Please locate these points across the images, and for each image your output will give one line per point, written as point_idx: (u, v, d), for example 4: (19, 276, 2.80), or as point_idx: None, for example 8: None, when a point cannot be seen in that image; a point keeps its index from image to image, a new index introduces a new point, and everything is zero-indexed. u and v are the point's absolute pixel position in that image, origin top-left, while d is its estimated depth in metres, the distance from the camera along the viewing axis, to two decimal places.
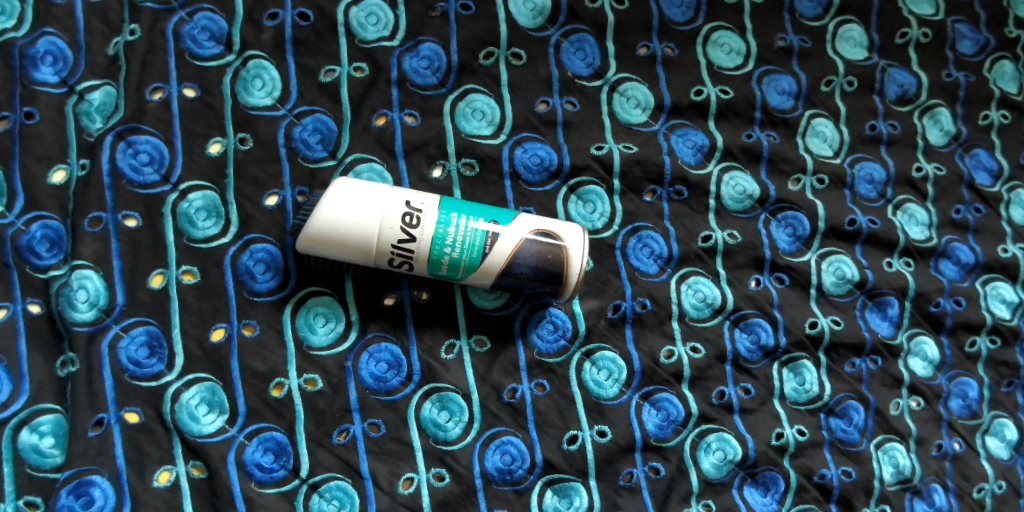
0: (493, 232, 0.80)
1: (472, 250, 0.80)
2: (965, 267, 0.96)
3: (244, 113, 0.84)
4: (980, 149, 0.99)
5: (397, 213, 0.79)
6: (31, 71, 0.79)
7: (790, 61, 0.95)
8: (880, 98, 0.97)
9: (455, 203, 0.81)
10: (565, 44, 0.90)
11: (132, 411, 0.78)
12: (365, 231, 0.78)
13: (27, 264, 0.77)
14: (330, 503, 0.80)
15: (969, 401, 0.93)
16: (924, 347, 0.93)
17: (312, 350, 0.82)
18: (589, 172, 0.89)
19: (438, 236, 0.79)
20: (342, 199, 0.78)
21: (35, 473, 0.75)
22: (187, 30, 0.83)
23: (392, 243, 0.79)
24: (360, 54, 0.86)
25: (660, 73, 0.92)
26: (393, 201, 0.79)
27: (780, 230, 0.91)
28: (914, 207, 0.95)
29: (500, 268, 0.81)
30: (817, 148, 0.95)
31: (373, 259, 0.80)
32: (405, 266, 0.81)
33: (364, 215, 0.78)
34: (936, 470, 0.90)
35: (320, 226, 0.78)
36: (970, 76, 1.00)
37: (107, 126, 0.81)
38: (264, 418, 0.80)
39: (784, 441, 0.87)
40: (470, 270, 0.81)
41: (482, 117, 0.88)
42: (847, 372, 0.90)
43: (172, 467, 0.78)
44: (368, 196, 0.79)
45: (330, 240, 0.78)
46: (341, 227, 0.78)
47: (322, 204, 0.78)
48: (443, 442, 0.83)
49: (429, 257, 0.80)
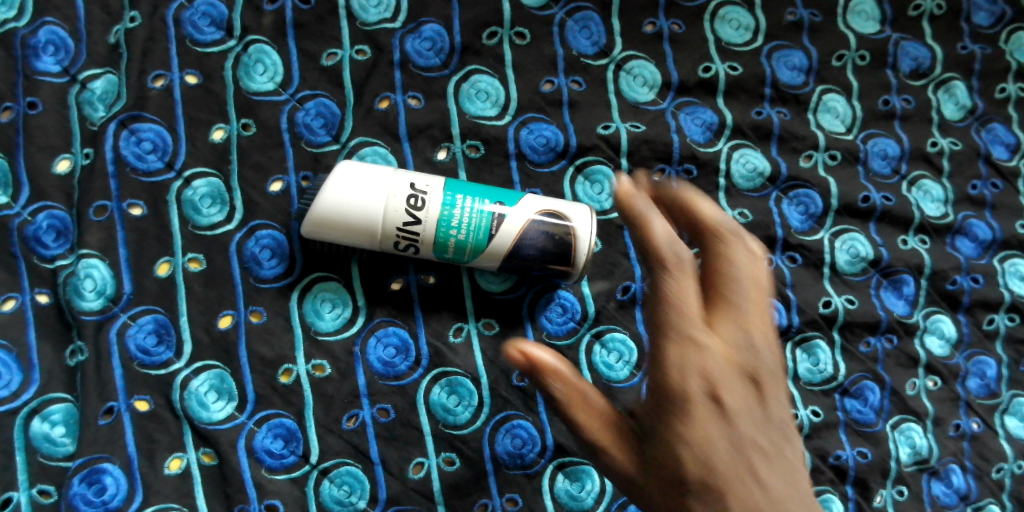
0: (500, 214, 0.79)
1: (479, 233, 0.79)
2: (982, 244, 0.94)
3: (246, 99, 0.83)
4: (997, 124, 0.97)
5: (402, 195, 0.78)
6: (33, 61, 0.80)
7: (800, 35, 0.94)
8: (893, 72, 0.95)
9: (461, 184, 0.80)
10: (570, 22, 0.89)
11: (142, 399, 0.78)
12: (372, 214, 0.78)
13: (34, 255, 0.78)
14: (341, 488, 0.80)
15: (987, 380, 0.91)
16: (941, 325, 0.91)
17: (320, 336, 0.82)
18: (596, 152, 0.88)
19: (443, 218, 0.79)
20: (346, 182, 0.77)
21: (48, 462, 0.75)
22: (188, 16, 0.83)
23: (397, 226, 0.78)
24: (362, 37, 0.86)
25: (667, 50, 0.91)
26: (399, 183, 0.78)
27: (792, 208, 0.90)
28: (929, 183, 0.94)
29: (508, 251, 0.80)
30: (829, 124, 0.93)
31: (379, 243, 0.79)
32: (411, 249, 0.80)
33: (369, 198, 0.78)
34: (954, 451, 0.88)
35: (325, 210, 0.77)
36: (986, 48, 0.97)
37: (109, 114, 0.81)
38: (273, 405, 0.80)
39: (799, 422, 0.85)
40: (476, 253, 0.80)
41: (486, 98, 0.87)
42: (861, 352, 0.88)
43: (183, 454, 0.78)
44: (373, 179, 0.78)
45: (335, 224, 0.78)
46: (346, 211, 0.77)
47: (328, 186, 0.77)
48: (453, 427, 0.82)
49: (435, 240, 0.79)
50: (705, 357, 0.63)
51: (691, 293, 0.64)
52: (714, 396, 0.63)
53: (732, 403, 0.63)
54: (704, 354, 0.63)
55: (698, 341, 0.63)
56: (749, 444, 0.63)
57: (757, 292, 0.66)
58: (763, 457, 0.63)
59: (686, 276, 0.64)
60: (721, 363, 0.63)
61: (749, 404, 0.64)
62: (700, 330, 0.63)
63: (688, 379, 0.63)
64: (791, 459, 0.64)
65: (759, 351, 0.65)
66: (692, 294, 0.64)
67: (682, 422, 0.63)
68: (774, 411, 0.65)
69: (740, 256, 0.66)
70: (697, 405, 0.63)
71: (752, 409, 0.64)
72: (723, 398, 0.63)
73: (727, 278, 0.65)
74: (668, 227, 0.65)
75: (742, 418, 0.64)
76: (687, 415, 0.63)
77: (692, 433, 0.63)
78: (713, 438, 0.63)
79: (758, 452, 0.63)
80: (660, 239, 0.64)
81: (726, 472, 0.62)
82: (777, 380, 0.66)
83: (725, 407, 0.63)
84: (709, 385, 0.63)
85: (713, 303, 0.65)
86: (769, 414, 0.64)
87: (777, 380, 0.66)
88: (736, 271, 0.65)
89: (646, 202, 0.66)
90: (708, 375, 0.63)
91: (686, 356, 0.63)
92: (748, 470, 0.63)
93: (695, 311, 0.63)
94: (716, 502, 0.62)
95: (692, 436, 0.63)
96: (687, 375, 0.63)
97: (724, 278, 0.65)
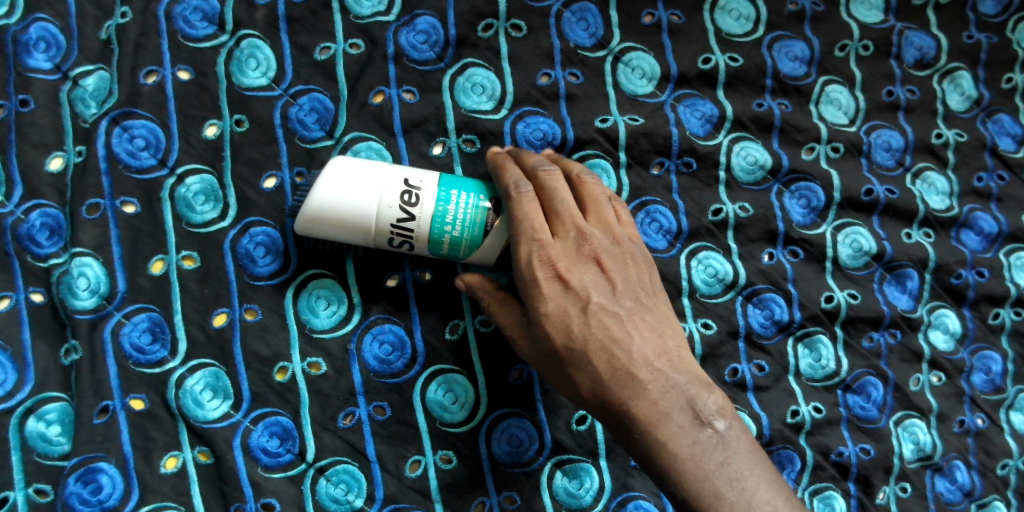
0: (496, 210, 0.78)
1: (474, 228, 0.78)
2: (989, 237, 0.93)
3: (238, 94, 0.82)
4: (1004, 114, 0.96)
5: (395, 191, 0.77)
6: (24, 57, 0.79)
7: (802, 25, 0.93)
8: (898, 62, 0.94)
9: (457, 178, 0.79)
10: (567, 14, 0.88)
11: (138, 398, 0.77)
12: (364, 211, 0.77)
13: (28, 253, 0.77)
14: (337, 486, 0.79)
15: (992, 375, 0.90)
16: (946, 319, 0.90)
17: (315, 333, 0.81)
18: (594, 146, 0.86)
19: (438, 215, 0.77)
20: (339, 179, 0.76)
21: (43, 461, 0.75)
22: (179, 11, 0.82)
23: (390, 223, 0.77)
24: (356, 31, 0.85)
25: (666, 41, 0.89)
26: (392, 179, 0.77)
27: (794, 201, 0.88)
28: (933, 175, 0.92)
29: (505, 245, 0.79)
30: (832, 116, 0.91)
31: (373, 239, 0.78)
32: (405, 246, 0.79)
33: (362, 195, 0.76)
34: (959, 447, 0.87)
35: (318, 206, 0.77)
36: (992, 37, 0.96)
37: (102, 111, 0.80)
38: (269, 403, 0.79)
39: (800, 419, 0.84)
40: (472, 250, 0.79)
41: (482, 91, 0.86)
42: (864, 347, 0.87)
43: (179, 453, 0.77)
44: (366, 175, 0.77)
45: (328, 221, 0.77)
46: (339, 208, 0.76)
47: (321, 182, 0.76)
48: (450, 425, 0.81)
49: (429, 236, 0.78)
50: (546, 250, 0.72)
51: (534, 208, 0.74)
52: (562, 278, 0.72)
53: (580, 283, 0.72)
54: (550, 245, 0.73)
55: (541, 242, 0.73)
56: (601, 319, 0.72)
57: (595, 202, 0.77)
58: (619, 322, 0.72)
59: (532, 199, 0.74)
60: (568, 256, 0.73)
61: (596, 282, 0.73)
62: (543, 231, 0.73)
63: (538, 267, 0.72)
64: (655, 328, 0.73)
65: (596, 237, 0.75)
66: (535, 209, 0.74)
67: (538, 303, 0.72)
68: (623, 288, 0.74)
69: (589, 184, 0.78)
70: (549, 287, 0.72)
71: (602, 285, 0.73)
72: (568, 278, 0.72)
73: (546, 194, 0.75)
74: (520, 178, 0.76)
75: (596, 292, 0.73)
76: (538, 294, 0.72)
77: (550, 307, 0.72)
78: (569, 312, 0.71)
79: (613, 319, 0.72)
80: (507, 178, 0.76)
81: (585, 338, 0.71)
82: (624, 253, 0.75)
83: (570, 284, 0.72)
84: (556, 271, 0.72)
85: (549, 213, 0.75)
86: (618, 289, 0.73)
87: (624, 254, 0.75)
88: (557, 196, 0.75)
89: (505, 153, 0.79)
90: (554, 263, 0.72)
91: (538, 257, 0.72)
92: (607, 335, 0.71)
93: (538, 221, 0.74)
94: (590, 371, 0.71)
95: (550, 312, 0.72)
96: (536, 267, 0.72)
97: (547, 194, 0.75)
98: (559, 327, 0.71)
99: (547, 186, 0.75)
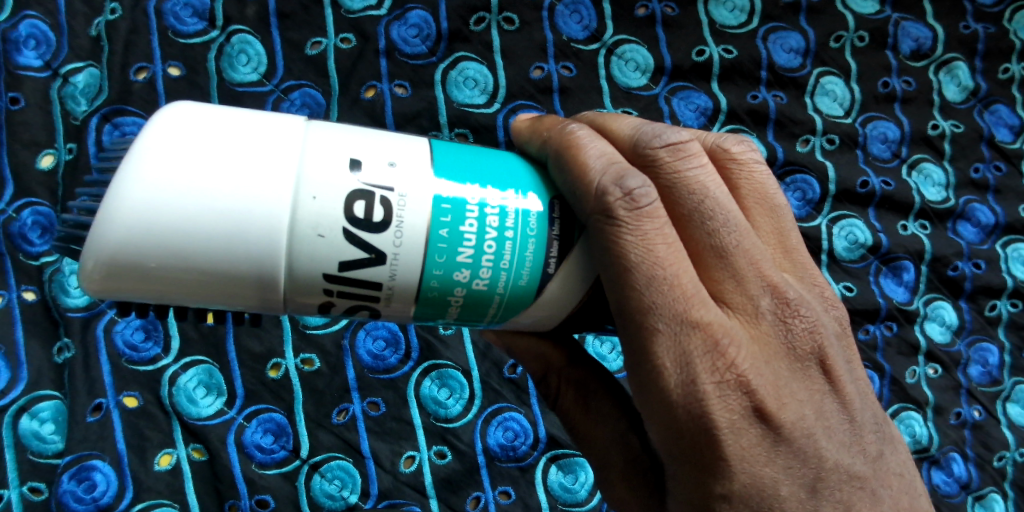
0: (530, 230, 0.55)
1: (509, 273, 0.54)
2: (985, 229, 0.93)
3: (229, 90, 0.82)
4: (1001, 105, 0.96)
5: (284, 210, 0.52)
6: (15, 55, 0.79)
7: (796, 17, 0.93)
8: (894, 53, 0.95)
9: (437, 170, 0.54)
10: (560, 7, 0.88)
11: (131, 395, 0.77)
12: (246, 247, 0.51)
13: (20, 252, 0.77)
14: (333, 483, 0.78)
15: (989, 367, 0.90)
16: (942, 311, 0.90)
17: (309, 329, 0.81)
18: None
19: (439, 242, 0.53)
20: (209, 167, 0.51)
21: (38, 459, 0.75)
22: (171, 7, 0.82)
23: (311, 256, 0.52)
24: (347, 26, 0.84)
25: (660, 33, 0.90)
26: (258, 182, 0.51)
27: (789, 193, 0.88)
28: (930, 167, 0.93)
29: (578, 300, 0.57)
30: (827, 107, 0.92)
31: (281, 295, 0.53)
32: (352, 300, 0.54)
33: (216, 210, 0.51)
34: (955, 440, 0.86)
35: (133, 248, 0.51)
36: (990, 27, 0.97)
37: (92, 108, 0.80)
38: (262, 400, 0.79)
39: None
40: (504, 313, 0.56)
41: (475, 86, 0.85)
42: (860, 339, 0.87)
43: (173, 450, 0.77)
44: (194, 180, 0.51)
45: (188, 237, 0.51)
46: (177, 245, 0.51)
47: (116, 205, 0.50)
48: (443, 420, 0.81)
49: (413, 289, 0.54)
50: (733, 351, 0.54)
51: (686, 269, 0.53)
52: (758, 408, 0.54)
53: (791, 405, 0.55)
54: (728, 337, 0.54)
55: (706, 323, 0.53)
56: (835, 492, 0.55)
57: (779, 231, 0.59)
58: (870, 497, 0.56)
59: (674, 241, 0.54)
60: (755, 354, 0.54)
61: (813, 395, 0.56)
62: (704, 303, 0.54)
63: (712, 385, 0.53)
64: (903, 483, 0.58)
65: (801, 298, 0.56)
66: (687, 270, 0.54)
67: (723, 479, 0.54)
68: (863, 419, 0.57)
69: (742, 181, 0.59)
70: (744, 434, 0.54)
71: (837, 424, 0.56)
72: (761, 399, 0.54)
73: (696, 222, 0.55)
74: (605, 149, 0.55)
75: (823, 438, 0.56)
76: (719, 442, 0.54)
77: (743, 477, 0.54)
78: (781, 485, 0.55)
79: (860, 491, 0.56)
80: (599, 176, 0.54)
81: None
82: (843, 344, 0.59)
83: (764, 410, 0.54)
84: (750, 396, 0.54)
85: (718, 274, 0.55)
86: (858, 425, 0.57)
87: (844, 347, 0.59)
88: (724, 230, 0.55)
89: (583, 128, 0.56)
90: (744, 379, 0.54)
91: (704, 356, 0.53)
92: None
93: (704, 295, 0.54)
94: None
95: (742, 489, 0.54)
96: (705, 378, 0.53)
97: (699, 219, 0.55)
98: (766, 509, 0.55)
99: (695, 200, 0.55)
